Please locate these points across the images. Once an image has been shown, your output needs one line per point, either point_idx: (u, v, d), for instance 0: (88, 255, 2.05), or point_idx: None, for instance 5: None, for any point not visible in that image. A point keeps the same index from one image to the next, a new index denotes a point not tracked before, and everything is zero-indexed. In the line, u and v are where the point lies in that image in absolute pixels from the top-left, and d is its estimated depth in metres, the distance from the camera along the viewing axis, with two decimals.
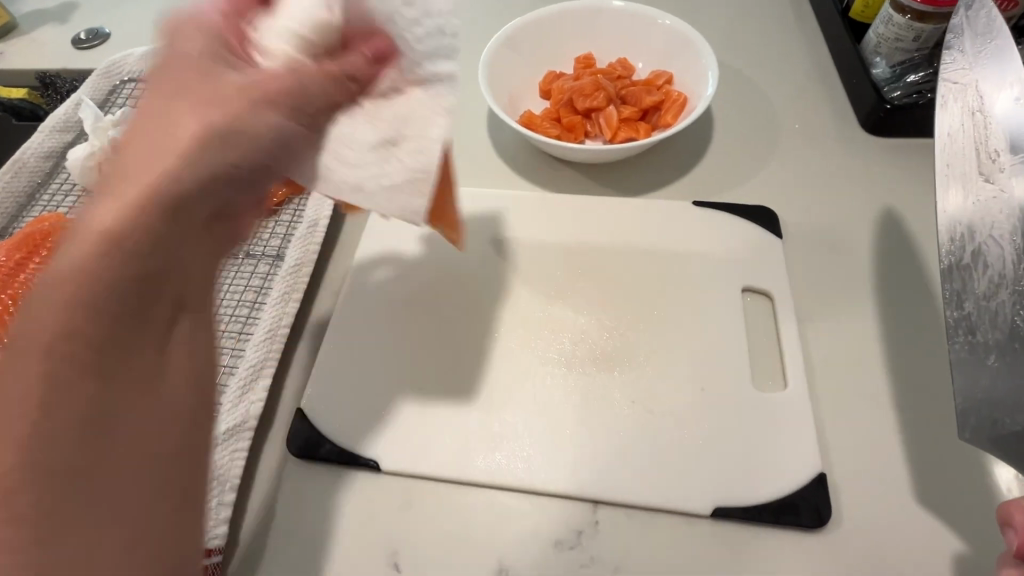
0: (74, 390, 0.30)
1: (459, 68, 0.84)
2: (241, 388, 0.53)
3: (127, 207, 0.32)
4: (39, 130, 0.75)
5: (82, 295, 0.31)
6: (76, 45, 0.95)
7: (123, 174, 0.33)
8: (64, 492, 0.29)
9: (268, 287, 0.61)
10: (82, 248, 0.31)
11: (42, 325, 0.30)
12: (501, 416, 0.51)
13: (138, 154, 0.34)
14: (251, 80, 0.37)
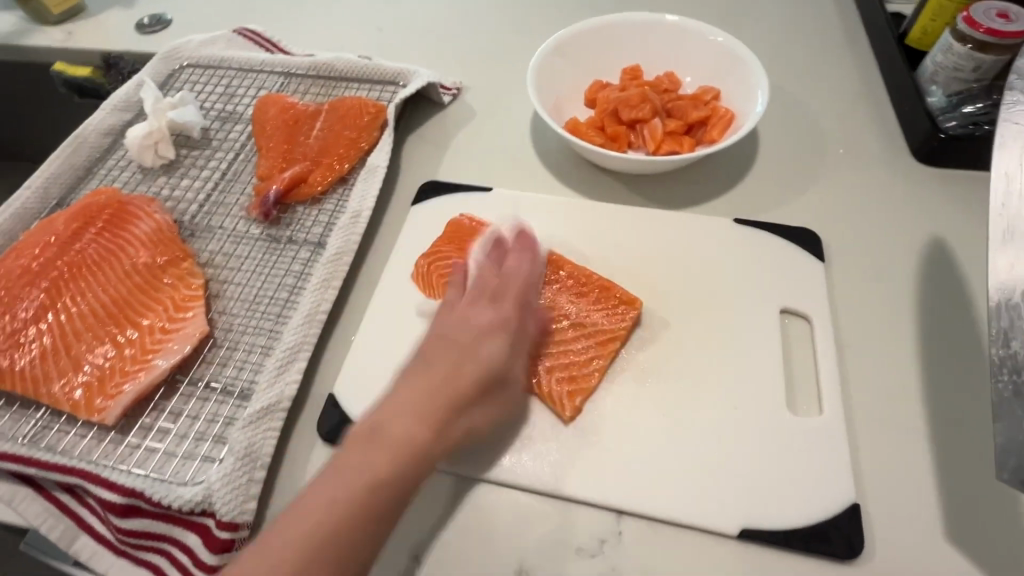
0: (333, 504, 0.38)
1: (506, 71, 0.85)
2: (277, 369, 0.54)
3: (427, 418, 0.43)
4: (101, 108, 0.78)
5: (378, 481, 0.39)
6: (139, 29, 0.99)
7: (441, 382, 0.45)
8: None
9: (308, 274, 0.62)
10: (374, 447, 0.41)
11: (346, 482, 0.39)
12: (529, 415, 0.52)
13: (458, 383, 0.45)
14: (462, 325, 0.49)
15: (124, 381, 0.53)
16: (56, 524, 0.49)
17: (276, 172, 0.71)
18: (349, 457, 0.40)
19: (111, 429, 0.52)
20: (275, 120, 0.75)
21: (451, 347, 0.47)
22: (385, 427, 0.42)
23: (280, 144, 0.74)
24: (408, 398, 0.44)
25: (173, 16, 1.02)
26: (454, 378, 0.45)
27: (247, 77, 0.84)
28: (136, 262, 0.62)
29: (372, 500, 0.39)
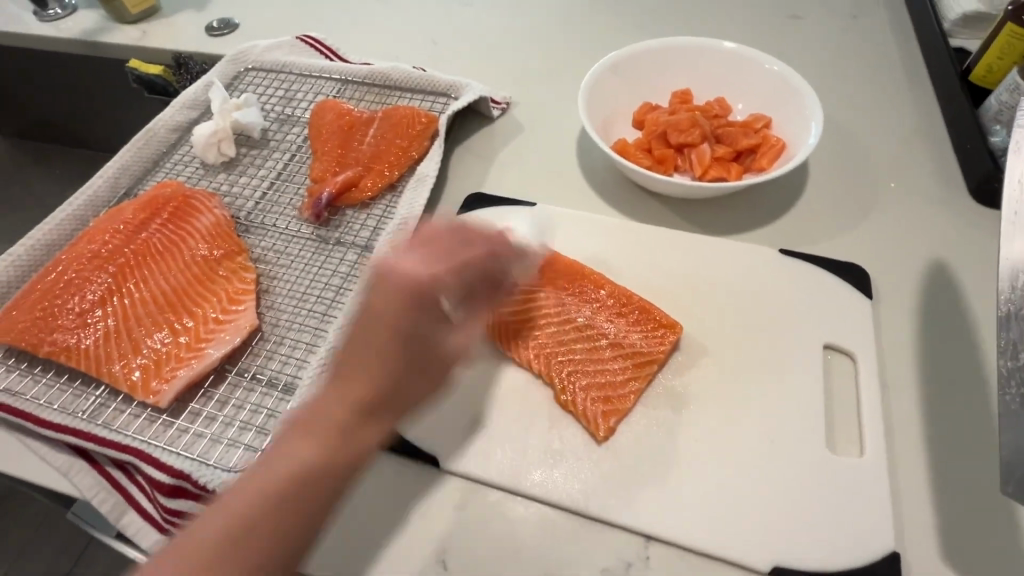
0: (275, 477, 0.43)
1: (556, 87, 0.87)
2: (320, 367, 0.55)
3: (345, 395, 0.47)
4: (171, 105, 0.83)
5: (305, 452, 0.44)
6: (208, 32, 1.05)
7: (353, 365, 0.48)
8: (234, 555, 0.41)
9: (353, 275, 0.64)
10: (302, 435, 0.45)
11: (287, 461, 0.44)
12: (562, 432, 0.52)
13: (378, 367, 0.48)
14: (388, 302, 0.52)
15: (178, 366, 0.56)
16: (107, 498, 0.52)
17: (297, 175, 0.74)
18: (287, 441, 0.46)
19: (164, 411, 0.55)
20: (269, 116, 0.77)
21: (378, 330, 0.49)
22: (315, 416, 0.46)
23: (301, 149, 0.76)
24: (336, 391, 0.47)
25: (241, 21, 1.07)
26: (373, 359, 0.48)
27: (307, 83, 0.88)
28: (195, 254, 0.65)
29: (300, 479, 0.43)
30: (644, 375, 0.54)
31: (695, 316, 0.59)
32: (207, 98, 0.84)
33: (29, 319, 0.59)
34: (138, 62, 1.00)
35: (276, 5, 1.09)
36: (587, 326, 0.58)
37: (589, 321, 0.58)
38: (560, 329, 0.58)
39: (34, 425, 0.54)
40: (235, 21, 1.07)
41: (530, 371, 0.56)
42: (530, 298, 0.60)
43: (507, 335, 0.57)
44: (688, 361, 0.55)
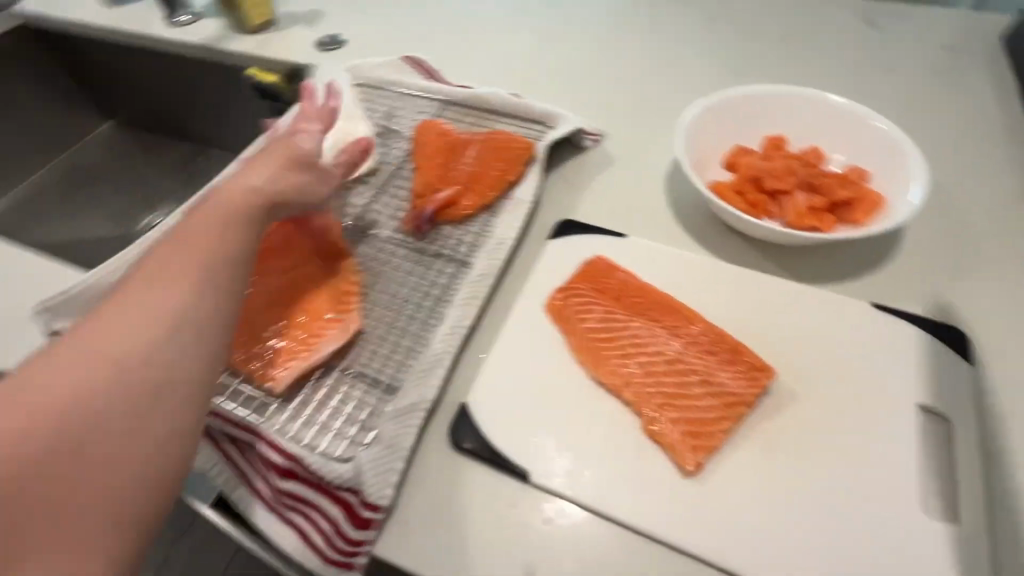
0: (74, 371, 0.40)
1: (645, 123, 0.90)
2: (422, 373, 0.59)
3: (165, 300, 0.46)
4: (287, 114, 0.90)
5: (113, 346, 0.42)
6: (319, 47, 1.14)
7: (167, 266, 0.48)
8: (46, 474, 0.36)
9: (451, 287, 0.68)
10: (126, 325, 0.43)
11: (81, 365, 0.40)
12: (650, 463, 0.54)
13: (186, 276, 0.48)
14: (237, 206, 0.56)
15: (293, 358, 0.61)
16: (224, 472, 0.57)
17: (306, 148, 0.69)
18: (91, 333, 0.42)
19: (276, 398, 0.60)
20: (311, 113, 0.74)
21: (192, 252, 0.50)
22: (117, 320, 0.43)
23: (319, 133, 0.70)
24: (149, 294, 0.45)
25: (347, 38, 1.15)
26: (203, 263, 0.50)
27: (410, 102, 0.94)
28: (309, 254, 0.71)
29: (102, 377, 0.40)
30: (733, 416, 0.55)
31: (786, 361, 0.60)
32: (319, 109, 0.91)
33: None
34: (257, 72, 1.10)
35: (379, 25, 1.17)
36: (678, 361, 0.59)
37: (681, 355, 0.60)
38: (650, 361, 0.60)
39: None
40: (342, 38, 1.15)
41: (620, 399, 0.58)
42: (621, 328, 0.62)
43: (599, 361, 0.60)
44: (776, 406, 0.57)
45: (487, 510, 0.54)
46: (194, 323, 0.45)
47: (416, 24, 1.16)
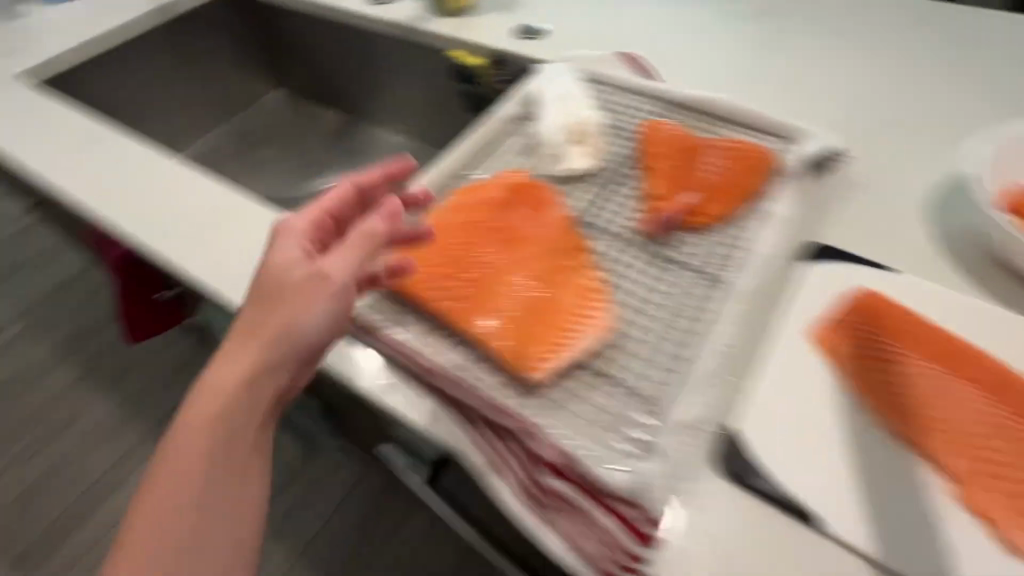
0: (197, 439, 0.51)
1: (894, 148, 0.83)
2: (688, 388, 0.56)
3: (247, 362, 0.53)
4: (508, 103, 0.90)
5: (201, 428, 0.51)
6: (522, 37, 1.15)
7: (262, 320, 0.54)
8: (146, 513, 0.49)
9: (702, 300, 0.63)
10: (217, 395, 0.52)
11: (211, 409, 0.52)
12: (961, 534, 0.49)
13: (270, 345, 0.54)
14: (308, 279, 0.55)
15: (549, 350, 0.59)
16: (477, 455, 0.56)
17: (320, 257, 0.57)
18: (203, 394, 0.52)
19: (529, 388, 0.58)
20: (306, 230, 0.60)
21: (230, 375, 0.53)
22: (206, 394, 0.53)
23: (364, 230, 0.57)
24: (237, 358, 0.53)
25: (551, 30, 1.15)
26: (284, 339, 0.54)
27: (629, 94, 0.89)
28: (551, 244, 0.69)
29: (211, 455, 0.51)
30: None
31: None
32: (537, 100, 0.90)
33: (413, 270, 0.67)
34: (462, 53, 1.11)
35: (584, 20, 1.17)
36: (990, 423, 0.53)
37: (991, 417, 0.54)
38: (955, 416, 0.54)
39: (424, 374, 0.60)
40: (546, 30, 1.16)
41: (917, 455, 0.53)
42: (913, 372, 0.57)
43: (892, 409, 0.55)
44: None
45: (760, 541, 0.52)
46: (271, 387, 0.54)
47: (623, 22, 1.14)
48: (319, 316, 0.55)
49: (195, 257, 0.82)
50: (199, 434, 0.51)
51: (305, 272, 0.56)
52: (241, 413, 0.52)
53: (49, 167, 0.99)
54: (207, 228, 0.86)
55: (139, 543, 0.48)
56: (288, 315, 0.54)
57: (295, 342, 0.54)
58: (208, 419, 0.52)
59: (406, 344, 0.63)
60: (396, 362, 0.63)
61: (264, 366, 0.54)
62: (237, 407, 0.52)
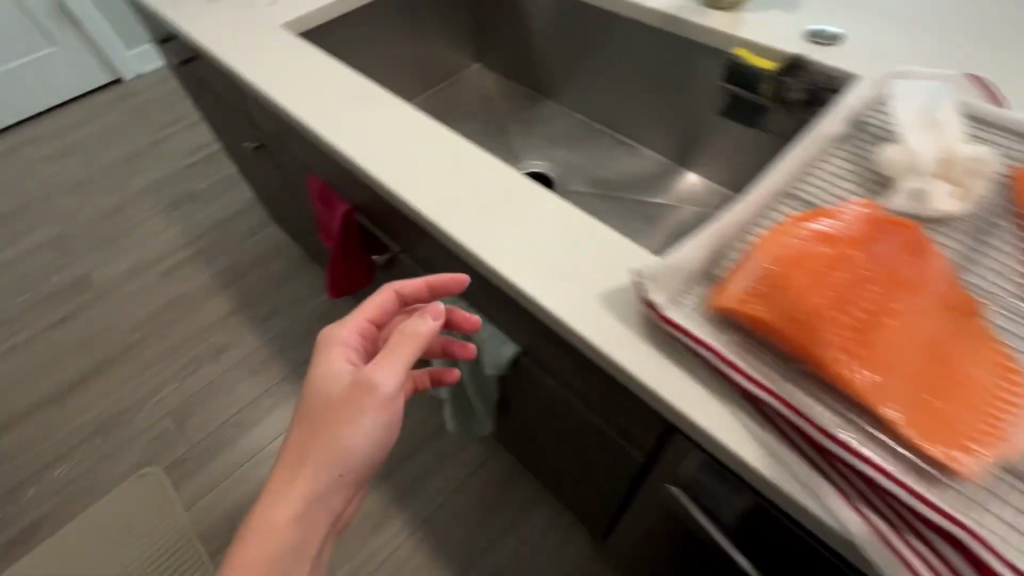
0: (281, 521, 0.79)
1: None
2: None
3: (309, 474, 0.80)
4: (828, 118, 0.80)
5: (290, 525, 0.79)
6: (811, 41, 1.03)
7: (303, 452, 0.80)
8: (296, 532, 0.80)
9: None
10: (286, 495, 0.80)
11: (274, 534, 0.78)
12: None
13: (315, 457, 0.80)
14: (326, 397, 0.82)
15: (976, 441, 0.51)
16: (890, 547, 0.50)
17: (370, 368, 0.82)
18: (266, 508, 0.79)
19: (954, 479, 0.50)
20: (372, 310, 0.93)
21: (329, 463, 0.80)
22: (263, 516, 0.79)
23: (414, 333, 0.82)
24: (292, 490, 0.79)
25: (847, 36, 1.03)
26: (327, 457, 0.80)
27: (989, 125, 0.75)
28: (947, 300, 0.59)
29: (271, 558, 0.78)
30: None
31: None
32: (867, 119, 0.79)
33: (779, 297, 0.58)
34: (745, 52, 1.02)
35: (884, 30, 1.04)
36: None
37: None
38: None
39: (812, 434, 0.54)
40: (841, 35, 1.03)
41: None
42: None
43: None
44: None
45: None
46: (332, 460, 0.80)
47: (934, 40, 1.01)
48: (364, 426, 0.81)
49: (493, 244, 0.77)
50: (263, 544, 0.78)
51: (349, 393, 0.81)
52: (332, 455, 0.80)
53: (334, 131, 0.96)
54: (503, 215, 0.80)
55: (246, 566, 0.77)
56: (350, 401, 0.80)
57: (345, 449, 0.80)
58: (269, 528, 0.78)
59: (785, 391, 0.56)
60: (766, 415, 0.60)
61: (290, 505, 0.79)
62: (284, 541, 0.79)
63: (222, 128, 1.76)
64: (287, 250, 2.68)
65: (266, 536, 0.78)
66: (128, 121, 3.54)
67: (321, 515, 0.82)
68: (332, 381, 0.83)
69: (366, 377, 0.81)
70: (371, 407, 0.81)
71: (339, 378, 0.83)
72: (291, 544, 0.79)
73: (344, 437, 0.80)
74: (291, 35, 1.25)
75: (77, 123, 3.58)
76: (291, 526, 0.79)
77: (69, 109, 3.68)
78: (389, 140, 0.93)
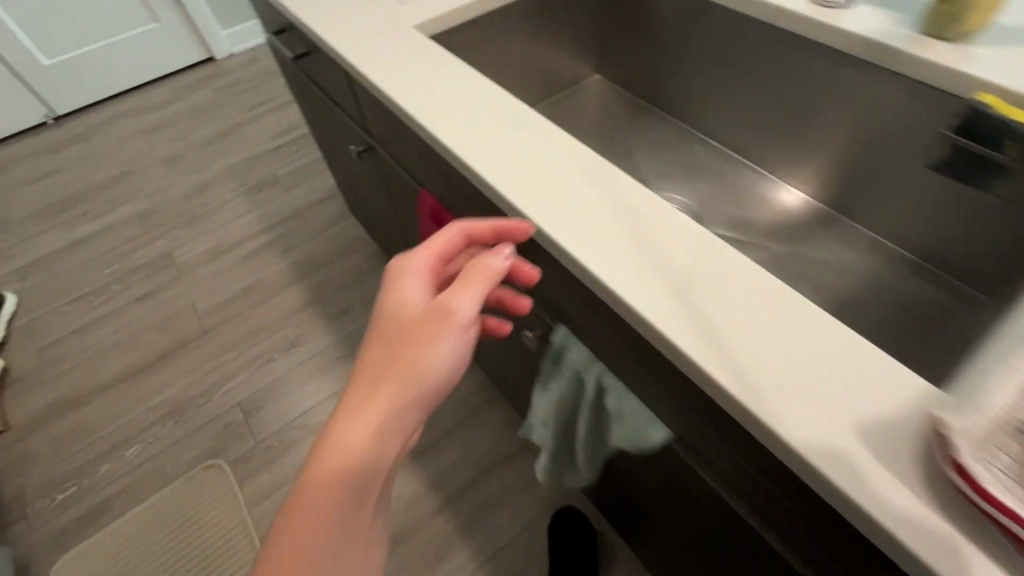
0: (357, 432, 0.63)
1: None
2: None
3: (381, 405, 0.63)
4: None
5: (364, 447, 0.63)
6: None
7: (373, 384, 0.64)
8: (362, 480, 0.63)
9: None
10: (348, 429, 0.63)
11: (347, 464, 0.62)
12: None
13: (402, 371, 0.64)
14: (406, 316, 0.69)
15: None
16: None
17: (443, 296, 0.68)
18: (332, 435, 0.63)
19: None
20: (439, 246, 0.78)
21: (405, 394, 0.64)
22: (330, 441, 0.63)
23: (491, 266, 0.70)
24: (368, 418, 0.63)
25: None
26: (408, 386, 0.64)
27: None
28: None
29: (368, 455, 0.63)
30: None
31: None
32: None
33: None
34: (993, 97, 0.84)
35: None
36: None
37: None
38: None
39: None
40: None
41: None
42: None
43: None
44: None
45: None
46: (411, 393, 0.65)
47: None
48: (442, 351, 0.66)
49: (694, 325, 0.65)
50: (338, 479, 0.62)
51: (434, 314, 0.67)
52: (410, 388, 0.65)
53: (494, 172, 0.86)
54: (709, 303, 0.67)
55: (298, 532, 0.61)
56: (434, 325, 0.66)
57: (432, 369, 0.65)
58: (348, 451, 0.62)
59: None
60: None
61: (375, 412, 0.63)
62: (361, 472, 0.63)
63: (321, 125, 1.69)
64: (363, 248, 2.62)
65: (348, 460, 0.62)
66: (218, 101, 3.59)
67: (397, 449, 0.65)
68: (405, 301, 0.71)
69: (448, 298, 0.68)
70: (451, 332, 0.67)
71: (414, 302, 0.70)
72: (352, 492, 0.63)
73: (413, 374, 0.66)
74: (442, 48, 1.13)
75: (171, 99, 3.66)
76: (354, 479, 0.63)
77: (164, 85, 3.78)
78: (560, 191, 0.82)
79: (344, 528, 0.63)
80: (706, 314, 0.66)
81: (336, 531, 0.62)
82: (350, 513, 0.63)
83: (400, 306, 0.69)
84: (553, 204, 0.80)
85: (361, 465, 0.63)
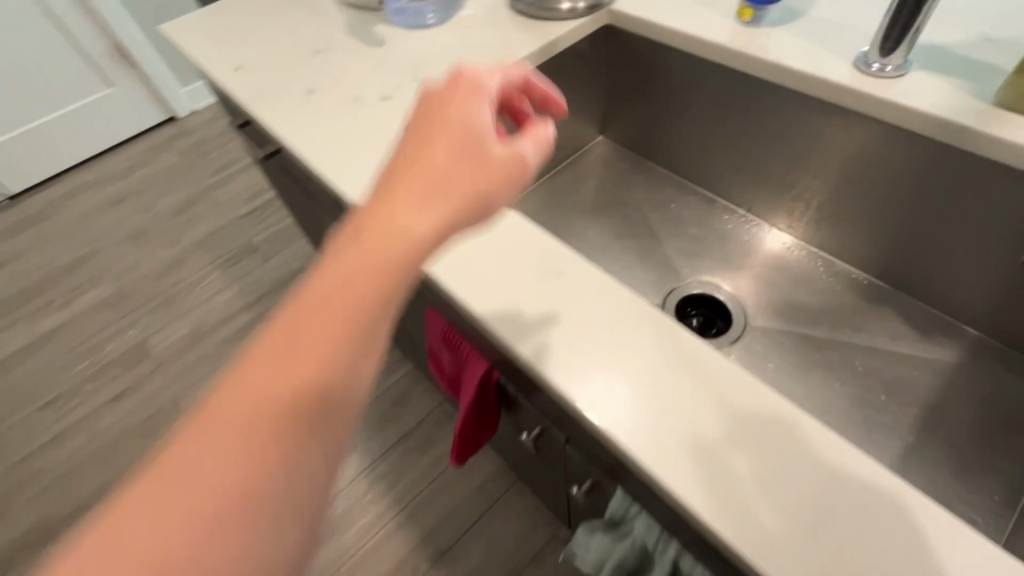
0: (329, 332, 0.45)
1: None
2: None
3: (385, 274, 0.47)
4: None
5: (327, 365, 0.44)
6: None
7: (381, 235, 0.48)
8: (303, 425, 0.44)
9: None
10: (336, 299, 0.46)
11: (324, 360, 0.44)
12: None
13: (430, 223, 0.50)
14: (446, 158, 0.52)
15: None
16: None
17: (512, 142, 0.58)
18: (305, 312, 0.45)
19: None
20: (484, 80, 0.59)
21: (391, 284, 0.47)
22: (274, 351, 0.45)
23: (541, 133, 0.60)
24: (365, 293, 0.46)
25: None
26: (414, 262, 0.48)
27: None
28: None
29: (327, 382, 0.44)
30: None
31: None
32: None
33: None
34: None
35: None
36: None
37: None
38: None
39: None
40: None
41: None
42: None
43: None
44: None
45: None
46: (400, 287, 0.48)
47: None
48: (491, 201, 0.54)
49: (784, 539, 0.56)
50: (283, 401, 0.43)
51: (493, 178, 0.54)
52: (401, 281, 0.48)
53: (547, 342, 0.71)
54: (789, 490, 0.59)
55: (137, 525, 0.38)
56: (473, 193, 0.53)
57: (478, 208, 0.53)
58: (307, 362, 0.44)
59: None
60: None
61: (363, 312, 0.46)
62: (335, 379, 0.45)
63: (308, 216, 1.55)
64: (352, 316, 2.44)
65: (310, 366, 0.44)
66: (181, 165, 3.38)
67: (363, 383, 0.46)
68: (468, 131, 0.54)
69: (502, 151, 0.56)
70: (505, 188, 0.56)
71: (474, 122, 0.55)
72: (293, 438, 0.43)
73: (369, 323, 0.47)
74: None
75: (131, 165, 3.44)
76: (277, 445, 0.43)
77: (120, 151, 3.55)
78: (609, 352, 0.70)
79: (279, 493, 0.42)
80: (804, 502, 0.58)
81: (249, 492, 0.41)
82: (274, 473, 0.42)
83: (377, 219, 0.49)
84: (615, 379, 0.68)
85: (317, 395, 0.44)
